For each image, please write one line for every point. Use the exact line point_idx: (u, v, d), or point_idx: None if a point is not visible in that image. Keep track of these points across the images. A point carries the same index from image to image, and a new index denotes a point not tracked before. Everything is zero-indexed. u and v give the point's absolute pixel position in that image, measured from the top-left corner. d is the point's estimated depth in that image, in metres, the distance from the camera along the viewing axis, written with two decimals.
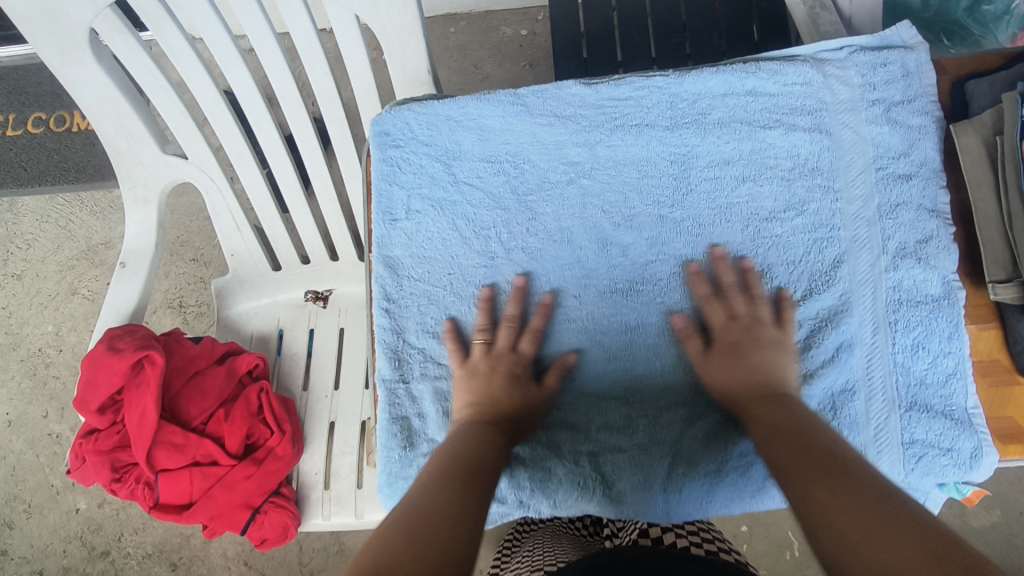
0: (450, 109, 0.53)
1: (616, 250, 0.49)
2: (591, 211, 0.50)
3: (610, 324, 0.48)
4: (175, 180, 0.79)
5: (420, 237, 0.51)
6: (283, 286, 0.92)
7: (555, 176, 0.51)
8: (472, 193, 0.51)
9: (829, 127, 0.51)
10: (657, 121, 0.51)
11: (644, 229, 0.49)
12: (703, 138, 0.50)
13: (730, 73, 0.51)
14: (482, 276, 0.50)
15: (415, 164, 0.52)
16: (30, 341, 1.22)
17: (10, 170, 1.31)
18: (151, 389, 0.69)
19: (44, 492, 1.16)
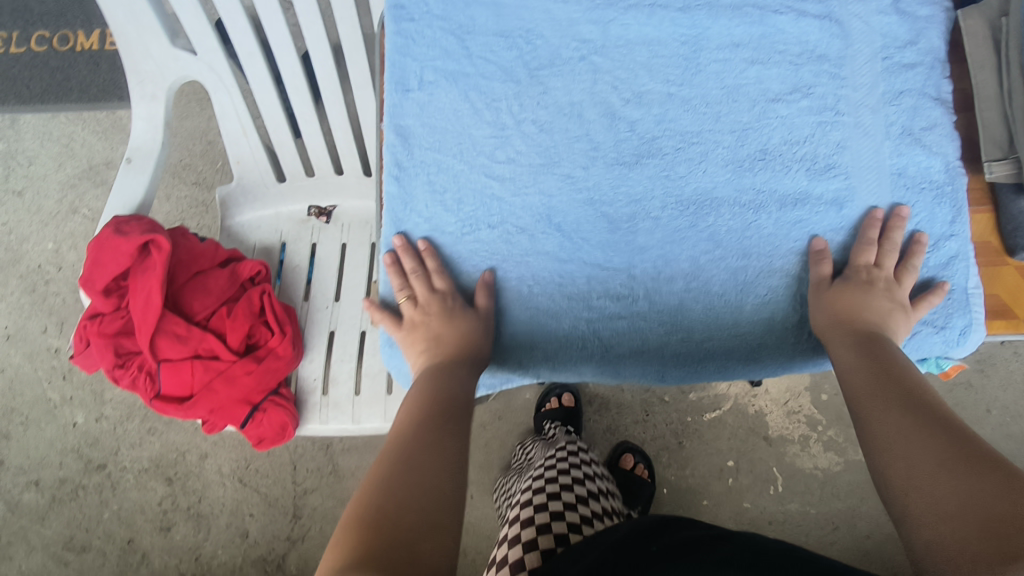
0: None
1: (624, 125, 0.53)
2: (601, 89, 0.54)
3: (614, 191, 0.53)
4: (184, 78, 0.79)
5: (436, 106, 0.53)
6: (286, 199, 0.92)
7: (568, 53, 0.54)
8: (485, 65, 0.53)
9: (840, 16, 0.54)
10: (672, 2, 0.54)
11: (652, 106, 0.54)
12: (715, 20, 0.54)
13: None
14: (494, 146, 0.53)
15: (429, 32, 0.54)
16: (30, 257, 1.23)
17: (13, 87, 1.30)
18: (157, 275, 0.69)
19: (41, 406, 1.17)
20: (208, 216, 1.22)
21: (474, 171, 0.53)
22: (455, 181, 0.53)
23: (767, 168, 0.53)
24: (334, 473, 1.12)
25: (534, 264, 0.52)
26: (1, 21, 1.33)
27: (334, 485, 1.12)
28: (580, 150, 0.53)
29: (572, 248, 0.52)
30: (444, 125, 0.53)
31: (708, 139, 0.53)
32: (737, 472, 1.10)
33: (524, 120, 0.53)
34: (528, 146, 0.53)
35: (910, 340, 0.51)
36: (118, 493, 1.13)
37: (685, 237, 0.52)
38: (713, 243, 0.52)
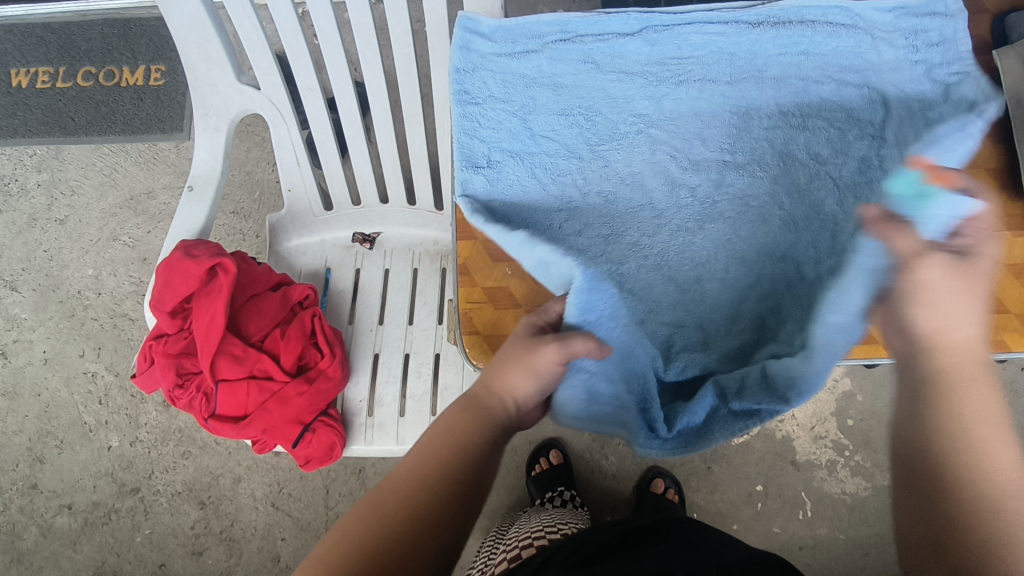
0: (529, 56, 0.59)
1: (683, 189, 0.60)
2: (660, 159, 0.60)
3: (676, 250, 0.59)
4: (245, 110, 0.83)
5: (510, 179, 0.59)
6: (332, 226, 0.96)
7: (626, 127, 0.60)
8: (550, 141, 0.60)
9: (876, 85, 0.59)
10: (719, 78, 0.60)
11: (709, 171, 0.60)
12: (760, 91, 0.60)
13: (789, 34, 0.57)
14: (564, 215, 0.59)
15: (495, 111, 0.59)
16: (70, 283, 1.26)
17: (58, 120, 1.35)
18: (222, 297, 0.72)
19: (76, 429, 1.18)
20: (244, 243, 1.26)
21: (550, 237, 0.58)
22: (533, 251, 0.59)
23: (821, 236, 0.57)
24: None
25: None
26: (48, 57, 1.39)
27: None
28: (646, 215, 0.60)
29: (646, 308, 0.58)
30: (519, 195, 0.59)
31: (764, 200, 0.59)
32: (765, 497, 1.11)
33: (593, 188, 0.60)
34: (593, 209, 0.60)
35: None
36: (151, 518, 1.13)
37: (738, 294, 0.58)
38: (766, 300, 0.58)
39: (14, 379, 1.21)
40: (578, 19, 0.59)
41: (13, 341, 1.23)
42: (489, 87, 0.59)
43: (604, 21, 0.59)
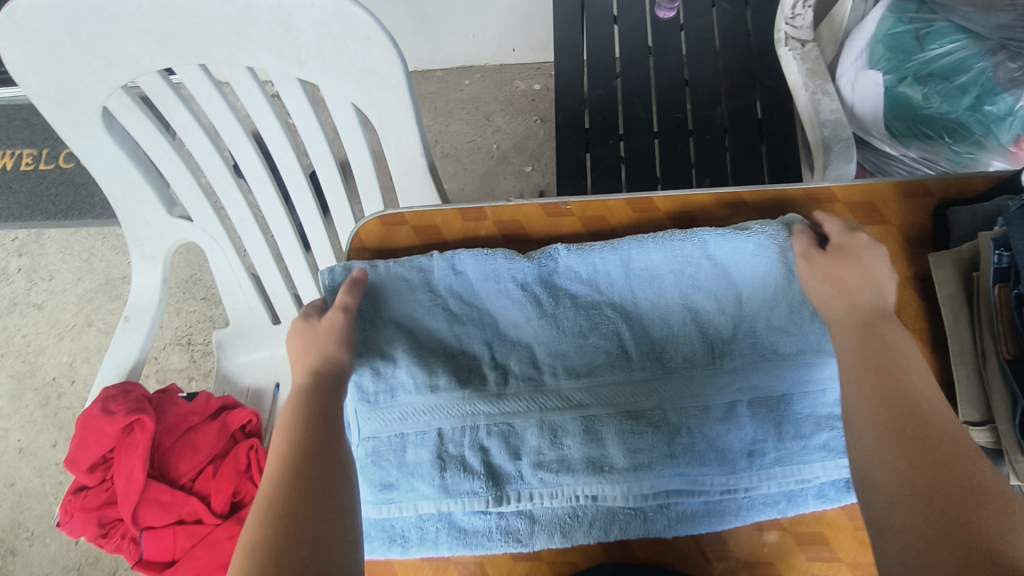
0: (406, 295, 0.54)
1: (563, 437, 0.50)
2: (613, 329, 0.52)
3: (703, 456, 0.50)
4: (180, 240, 0.81)
5: (614, 257, 0.51)
6: (281, 341, 0.93)
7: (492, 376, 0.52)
8: (570, 276, 0.53)
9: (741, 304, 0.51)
10: (575, 290, 0.53)
11: (592, 394, 0.51)
12: (631, 292, 0.52)
13: (650, 244, 0.51)
14: (452, 448, 0.51)
15: (485, 319, 0.53)
16: (46, 370, 1.27)
17: (39, 203, 1.36)
18: (140, 453, 0.71)
19: (47, 522, 1.18)
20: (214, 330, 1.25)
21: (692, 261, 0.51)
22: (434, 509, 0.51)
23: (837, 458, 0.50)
24: None
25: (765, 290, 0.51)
26: (31, 140, 1.41)
27: None
28: (659, 442, 0.50)
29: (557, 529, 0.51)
30: (653, 251, 0.51)
31: (688, 428, 0.50)
32: None
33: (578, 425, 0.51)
34: (550, 511, 0.51)
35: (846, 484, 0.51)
36: None
37: (813, 474, 0.50)
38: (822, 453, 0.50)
39: None
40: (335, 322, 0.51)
41: None
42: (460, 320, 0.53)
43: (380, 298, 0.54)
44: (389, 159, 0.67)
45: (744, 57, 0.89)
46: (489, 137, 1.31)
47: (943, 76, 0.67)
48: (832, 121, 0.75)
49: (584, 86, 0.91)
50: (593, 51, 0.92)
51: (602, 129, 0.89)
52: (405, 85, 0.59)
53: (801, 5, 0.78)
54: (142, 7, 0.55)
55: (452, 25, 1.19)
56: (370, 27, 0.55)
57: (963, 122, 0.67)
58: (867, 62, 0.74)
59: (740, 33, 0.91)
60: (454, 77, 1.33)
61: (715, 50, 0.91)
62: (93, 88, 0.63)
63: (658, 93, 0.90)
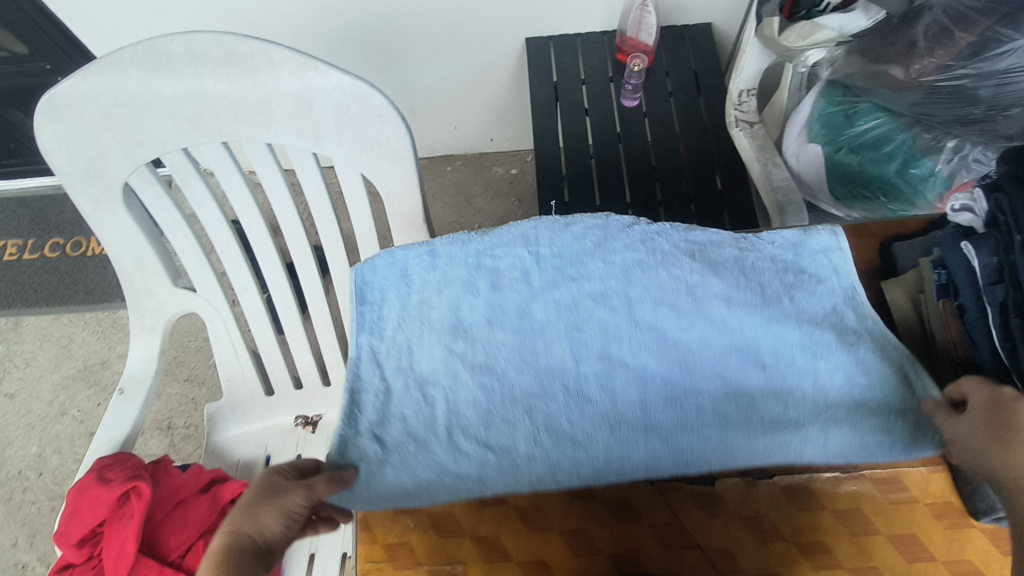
0: (389, 395, 0.51)
1: (546, 310, 0.50)
2: (610, 302, 0.50)
3: (745, 415, 0.47)
4: (182, 310, 0.84)
5: (548, 236, 0.54)
6: (274, 411, 0.93)
7: (489, 334, 0.51)
8: (511, 260, 0.53)
9: (738, 302, 0.49)
10: (581, 320, 0.50)
11: (561, 334, 0.50)
12: (628, 307, 0.50)
13: (665, 278, 0.50)
14: (445, 319, 0.52)
15: (458, 373, 0.50)
16: (11, 463, 1.21)
17: (20, 291, 1.36)
18: (134, 522, 0.69)
19: None
20: (196, 412, 1.23)
21: (678, 259, 0.51)
22: (416, 307, 0.53)
23: (798, 281, 0.51)
24: None
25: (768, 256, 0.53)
26: (18, 230, 1.43)
27: None
28: (688, 304, 0.49)
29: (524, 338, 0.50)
30: (609, 244, 0.53)
31: (706, 288, 0.50)
32: None
33: (581, 397, 0.48)
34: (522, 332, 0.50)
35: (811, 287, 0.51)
36: None
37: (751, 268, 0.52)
38: (828, 359, 0.48)
39: None
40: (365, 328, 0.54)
41: None
42: (438, 374, 0.51)
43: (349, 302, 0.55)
44: (391, 221, 0.72)
45: (702, 137, 1.01)
46: (471, 218, 1.39)
47: (872, 146, 0.79)
48: (785, 185, 0.86)
49: (561, 164, 1.02)
50: (567, 137, 1.04)
51: (581, 202, 0.99)
52: (412, 157, 0.66)
53: (746, 94, 0.91)
54: (178, 92, 0.62)
55: (436, 117, 1.31)
56: (384, 106, 0.62)
57: (893, 183, 0.78)
58: (806, 137, 0.86)
59: (696, 118, 1.03)
60: (436, 165, 1.44)
61: (676, 132, 1.03)
62: (119, 165, 0.68)
63: (628, 169, 1.00)
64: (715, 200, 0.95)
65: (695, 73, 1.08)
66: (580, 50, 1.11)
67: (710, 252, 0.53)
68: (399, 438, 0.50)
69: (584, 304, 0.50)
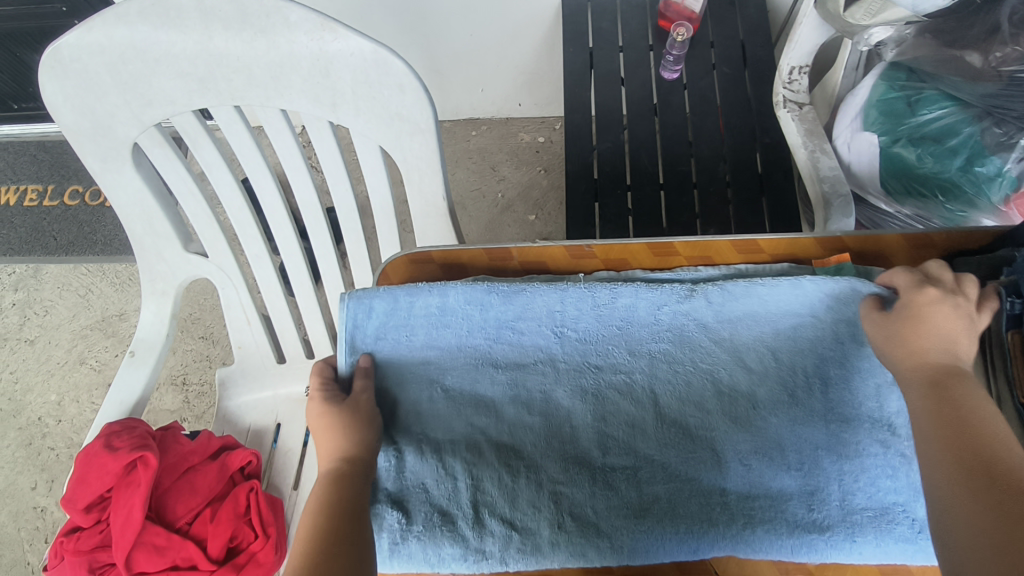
0: (406, 461, 0.53)
1: (561, 367, 0.54)
2: (620, 357, 0.54)
3: (767, 511, 0.50)
4: (194, 276, 0.81)
5: (573, 301, 0.54)
6: (285, 380, 0.92)
7: (510, 386, 0.54)
8: (535, 336, 0.55)
9: (747, 362, 0.53)
10: (598, 365, 0.54)
11: (581, 388, 0.54)
12: (642, 364, 0.54)
13: (680, 336, 0.54)
14: (465, 370, 0.55)
15: (482, 448, 0.52)
16: (32, 409, 1.23)
17: (40, 239, 1.36)
18: (140, 491, 0.68)
19: (18, 570, 1.11)
20: (210, 369, 1.23)
21: (702, 346, 0.54)
22: (434, 354, 0.55)
23: (821, 340, 0.52)
24: None
25: (803, 335, 0.53)
26: (38, 175, 1.42)
27: None
28: (710, 399, 0.52)
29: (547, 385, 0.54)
30: (633, 325, 0.55)
31: (718, 350, 0.54)
32: None
33: (608, 486, 0.51)
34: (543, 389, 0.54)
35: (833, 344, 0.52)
36: None
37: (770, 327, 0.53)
38: (855, 465, 0.50)
39: None
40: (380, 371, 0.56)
41: None
42: (456, 433, 0.53)
43: (352, 338, 0.56)
44: (410, 198, 0.68)
45: (745, 116, 0.95)
46: (494, 186, 1.34)
47: (934, 139, 0.72)
48: (832, 177, 0.79)
49: (592, 139, 0.96)
50: (600, 109, 0.98)
51: (611, 180, 0.93)
52: (433, 132, 0.62)
53: (797, 71, 0.84)
54: (187, 50, 0.58)
55: (463, 79, 1.25)
56: (405, 76, 0.58)
57: (953, 181, 0.71)
58: (860, 124, 0.79)
59: (740, 95, 0.96)
60: (461, 128, 1.38)
61: (717, 109, 0.96)
62: (127, 125, 0.65)
63: (662, 147, 0.94)
64: (754, 185, 0.90)
65: (742, 44, 0.99)
66: (619, 15, 1.03)
67: (731, 305, 0.54)
68: (422, 507, 0.51)
69: (601, 360, 0.54)
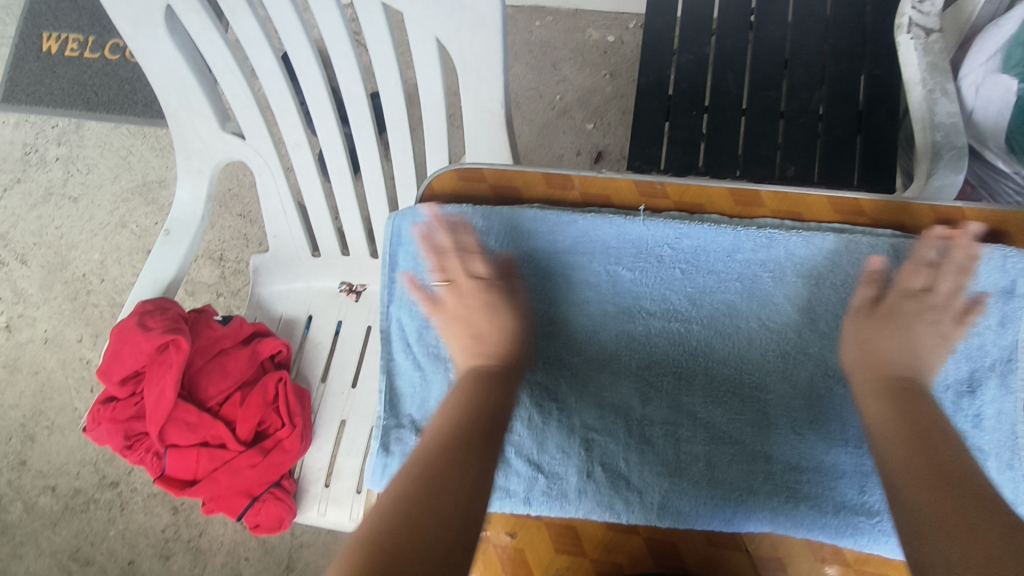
0: (434, 387, 0.50)
1: (609, 307, 0.49)
2: (678, 304, 0.49)
3: (815, 492, 0.46)
4: (230, 158, 0.77)
5: (630, 240, 0.49)
6: (318, 274, 0.90)
7: (548, 321, 0.50)
8: (584, 273, 0.50)
9: (820, 328, 0.48)
10: (652, 312, 0.49)
11: (628, 334, 0.49)
12: (701, 315, 0.49)
13: (750, 289, 0.49)
14: (505, 296, 0.50)
15: (512, 386, 0.49)
16: (76, 265, 1.26)
17: (81, 93, 1.32)
18: (173, 372, 0.69)
19: (67, 413, 1.19)
20: (247, 249, 1.22)
21: (774, 304, 0.48)
22: (471, 274, 0.50)
23: (916, 316, 0.47)
24: (331, 532, 1.09)
25: (892, 308, 0.47)
26: (78, 23, 1.35)
27: (330, 544, 1.09)
28: (772, 362, 0.48)
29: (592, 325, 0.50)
30: (698, 271, 0.49)
31: (792, 311, 0.48)
32: None
33: (644, 441, 0.47)
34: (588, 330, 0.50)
35: (928, 323, 0.47)
36: (126, 514, 1.14)
37: (858, 293, 0.47)
38: None
39: (15, 354, 1.23)
40: (408, 286, 0.52)
41: (18, 315, 1.25)
42: None
43: (387, 255, 0.52)
44: (463, 101, 0.61)
45: (855, 38, 0.81)
46: (553, 87, 1.23)
47: None
48: (948, 125, 0.69)
49: (673, 48, 0.85)
50: (687, 12, 0.85)
51: (687, 98, 0.83)
52: (498, 30, 0.54)
53: None
54: None
55: None
56: None
57: None
58: (999, 65, 0.68)
59: (855, 10, 0.82)
60: (524, 16, 1.25)
61: (824, 27, 0.83)
62: None
63: (752, 64, 0.83)
64: (851, 124, 0.79)
65: None
66: None
67: (819, 261, 0.47)
68: None
69: (657, 306, 0.49)
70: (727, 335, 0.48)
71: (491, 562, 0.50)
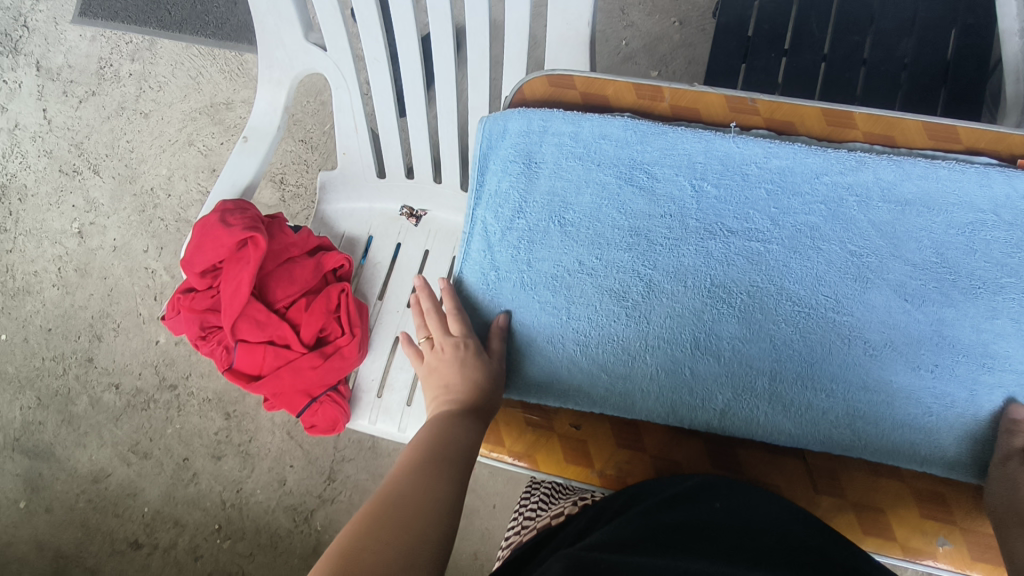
0: (511, 285, 0.53)
1: (690, 220, 0.50)
2: (760, 221, 0.50)
3: (878, 412, 0.47)
4: (310, 69, 0.79)
5: (718, 155, 0.50)
6: (382, 195, 0.93)
7: (629, 229, 0.51)
8: (668, 185, 0.51)
9: (902, 253, 0.48)
10: (733, 227, 0.50)
11: (707, 247, 0.50)
12: (782, 233, 0.49)
13: (836, 212, 0.49)
14: (588, 203, 0.52)
15: (587, 288, 0.51)
16: (145, 179, 1.31)
17: (156, 11, 1.35)
18: (249, 268, 0.73)
19: (132, 318, 1.26)
20: (307, 174, 1.26)
21: (857, 227, 0.48)
22: (556, 179, 0.52)
23: (1003, 246, 0.47)
24: (372, 448, 1.15)
25: (978, 237, 0.47)
26: None
27: (370, 460, 1.15)
28: (850, 283, 0.48)
29: (672, 237, 0.50)
30: (784, 191, 0.49)
31: (876, 236, 0.48)
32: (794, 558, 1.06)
33: (711, 351, 0.49)
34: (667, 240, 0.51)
35: (1016, 253, 0.47)
36: (182, 415, 1.21)
37: (944, 220, 0.47)
38: (994, 378, 0.46)
39: (86, 258, 1.30)
40: (494, 186, 0.53)
41: (90, 222, 1.31)
42: (563, 266, 0.51)
43: (477, 156, 0.54)
44: (550, 16, 0.62)
45: None
46: (620, 31, 1.21)
47: None
48: None
49: None
50: None
51: (767, 39, 0.82)
52: None
53: None
54: None
55: None
56: None
57: None
58: None
59: None
60: None
61: None
62: None
63: (839, 7, 0.81)
64: (937, 75, 0.77)
65: None
66: None
67: (908, 186, 0.48)
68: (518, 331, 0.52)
69: (738, 222, 0.50)
70: (806, 255, 0.49)
71: (555, 449, 0.54)
